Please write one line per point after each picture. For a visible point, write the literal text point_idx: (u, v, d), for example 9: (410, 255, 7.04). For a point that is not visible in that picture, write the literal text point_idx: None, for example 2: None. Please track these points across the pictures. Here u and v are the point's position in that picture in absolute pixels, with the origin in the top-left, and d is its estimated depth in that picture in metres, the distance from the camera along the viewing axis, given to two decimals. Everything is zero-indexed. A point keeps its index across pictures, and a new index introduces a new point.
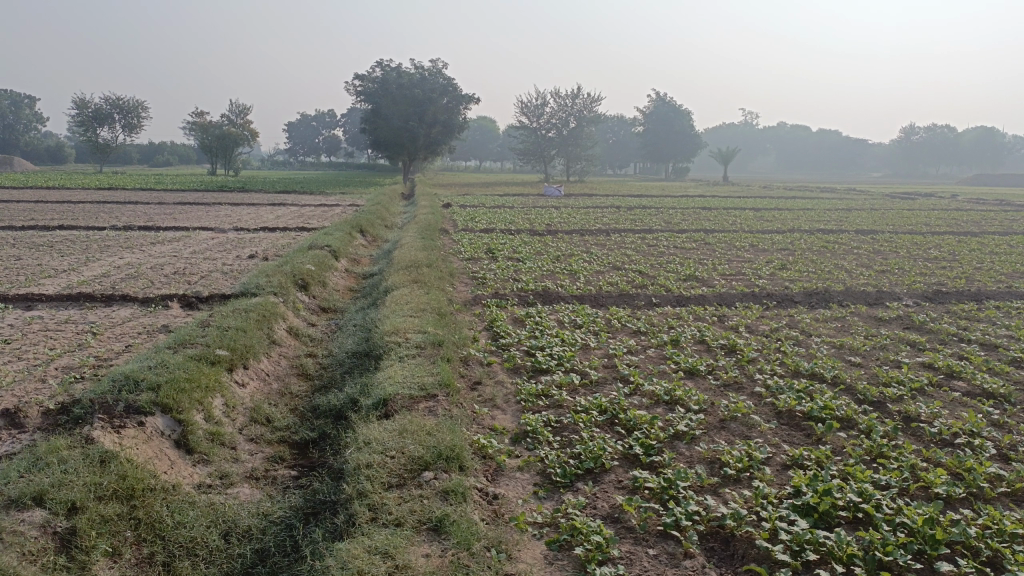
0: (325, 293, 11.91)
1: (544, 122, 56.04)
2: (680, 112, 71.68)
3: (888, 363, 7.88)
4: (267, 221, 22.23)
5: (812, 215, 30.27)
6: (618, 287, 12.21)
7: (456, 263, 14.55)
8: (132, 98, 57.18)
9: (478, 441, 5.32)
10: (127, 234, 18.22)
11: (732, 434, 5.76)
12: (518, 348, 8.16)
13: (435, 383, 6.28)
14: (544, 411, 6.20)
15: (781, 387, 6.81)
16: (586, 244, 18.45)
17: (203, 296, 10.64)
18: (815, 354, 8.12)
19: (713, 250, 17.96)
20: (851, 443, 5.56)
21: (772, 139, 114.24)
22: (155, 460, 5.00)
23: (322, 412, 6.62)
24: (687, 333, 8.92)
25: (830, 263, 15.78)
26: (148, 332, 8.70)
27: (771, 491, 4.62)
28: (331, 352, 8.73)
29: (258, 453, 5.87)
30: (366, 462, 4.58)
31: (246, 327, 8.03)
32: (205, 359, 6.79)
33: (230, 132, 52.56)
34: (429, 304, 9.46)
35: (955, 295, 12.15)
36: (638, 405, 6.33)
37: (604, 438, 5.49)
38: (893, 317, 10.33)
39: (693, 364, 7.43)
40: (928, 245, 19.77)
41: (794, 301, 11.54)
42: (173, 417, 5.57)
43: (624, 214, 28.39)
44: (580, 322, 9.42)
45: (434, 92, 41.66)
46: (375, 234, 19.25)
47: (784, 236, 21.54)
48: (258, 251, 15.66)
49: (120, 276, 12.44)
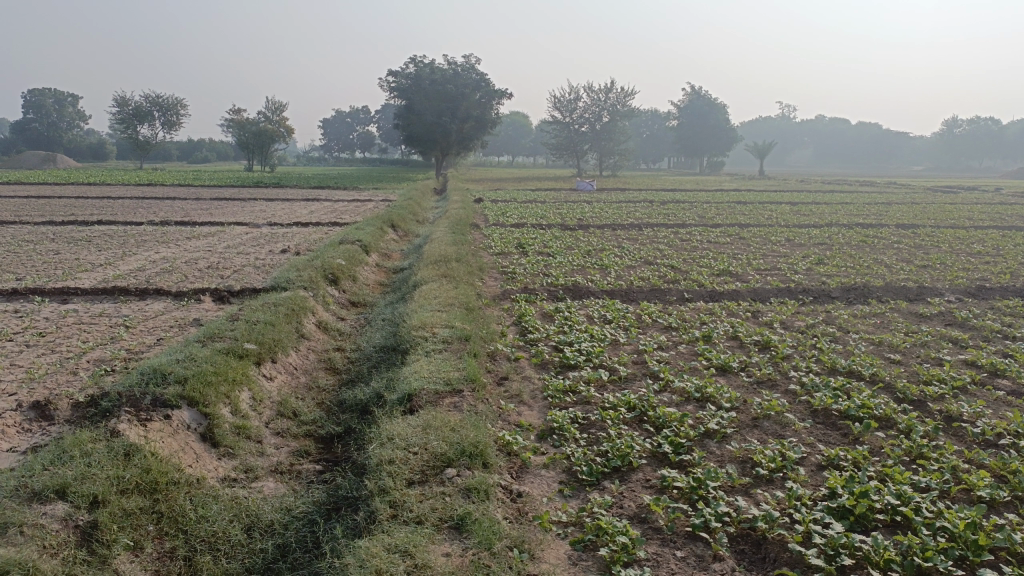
0: (355, 287, 11.93)
1: (577, 117, 55.72)
2: (715, 105, 70.81)
3: (929, 361, 7.63)
4: (300, 216, 22.41)
5: (850, 209, 29.69)
6: (650, 282, 12.04)
7: (486, 258, 14.48)
8: (171, 96, 58.11)
9: (503, 438, 5.23)
10: (163, 229, 18.47)
11: (765, 432, 5.60)
12: (547, 343, 8.06)
13: (461, 378, 6.21)
14: (572, 407, 6.09)
15: (816, 384, 6.62)
16: (618, 239, 18.27)
17: (234, 290, 10.72)
18: (852, 351, 7.89)
19: (748, 244, 17.66)
20: (889, 444, 5.37)
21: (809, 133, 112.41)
22: (180, 454, 5.00)
23: (349, 406, 6.59)
24: (720, 329, 8.74)
25: (869, 258, 15.42)
26: (179, 325, 8.76)
27: (805, 492, 4.46)
28: (359, 346, 8.71)
29: (284, 447, 5.85)
30: (389, 458, 4.52)
31: (275, 321, 8.04)
32: (233, 352, 6.79)
33: (266, 129, 53.14)
34: (458, 299, 9.40)
35: (1000, 291, 11.77)
36: (668, 402, 6.20)
37: (632, 436, 5.37)
38: (935, 313, 10.03)
39: (726, 361, 7.26)
40: (972, 240, 19.22)
41: (831, 297, 11.28)
42: (199, 410, 5.58)
43: (657, 208, 28.09)
44: (611, 317, 9.29)
45: (467, 87, 41.65)
46: (407, 228, 19.28)
47: (822, 230, 21.12)
48: (290, 245, 15.76)
49: (154, 270, 12.59)
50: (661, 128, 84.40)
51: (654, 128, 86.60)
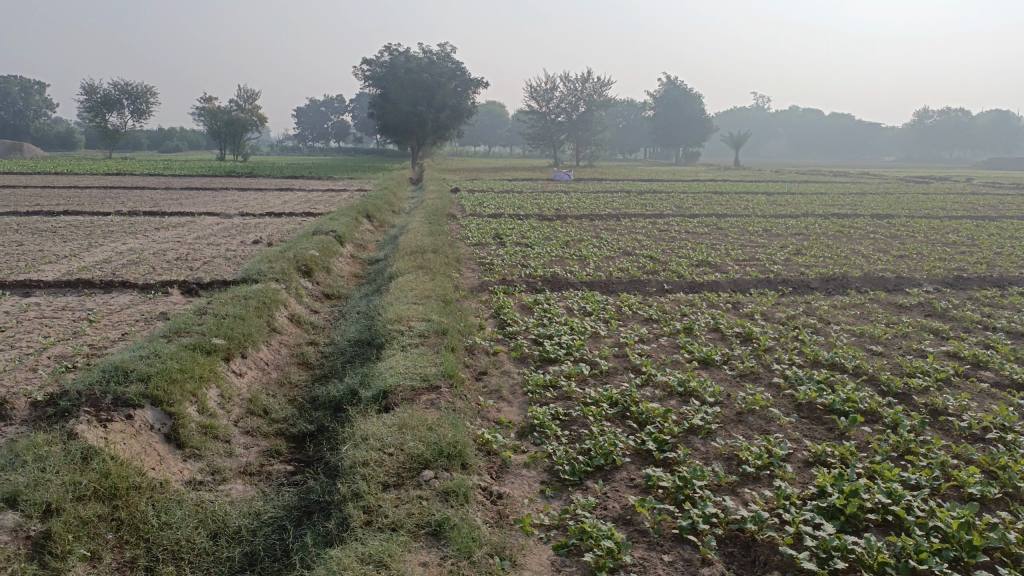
0: (329, 279, 11.66)
1: (554, 107, 55.22)
2: (690, 96, 70.90)
3: (911, 353, 7.56)
4: (273, 206, 22.00)
5: (825, 200, 29.82)
6: (629, 273, 11.92)
7: (464, 249, 14.27)
8: (141, 84, 57.02)
9: (482, 436, 5.05)
10: (131, 219, 18.01)
11: (750, 427, 5.47)
12: (526, 336, 7.89)
13: (438, 374, 6.01)
14: (552, 403, 5.92)
15: (801, 377, 6.51)
16: (596, 229, 18.10)
17: (204, 282, 10.41)
18: (834, 343, 7.80)
19: (726, 235, 17.60)
20: (876, 439, 5.26)
21: (784, 123, 113.18)
22: (143, 457, 4.76)
23: (321, 403, 6.37)
24: (701, 321, 8.61)
25: (846, 248, 15.41)
26: (146, 319, 8.45)
27: (793, 491, 4.34)
28: (333, 340, 8.48)
29: (253, 447, 5.63)
30: (363, 460, 4.32)
31: (245, 315, 7.78)
32: (199, 348, 6.53)
33: (239, 118, 52.29)
34: (434, 291, 9.20)
35: (977, 281, 11.77)
36: (651, 396, 6.05)
37: (614, 433, 5.22)
38: (914, 304, 9.99)
39: (708, 354, 7.13)
40: (946, 230, 19.34)
41: (811, 288, 11.21)
42: (163, 409, 5.33)
43: (634, 199, 28.00)
44: (590, 310, 9.13)
45: (443, 76, 41.23)
46: (382, 219, 18.98)
47: (798, 221, 21.12)
48: (262, 236, 15.42)
49: (121, 262, 12.22)
50: (638, 118, 84.43)
51: (630, 118, 86.57)
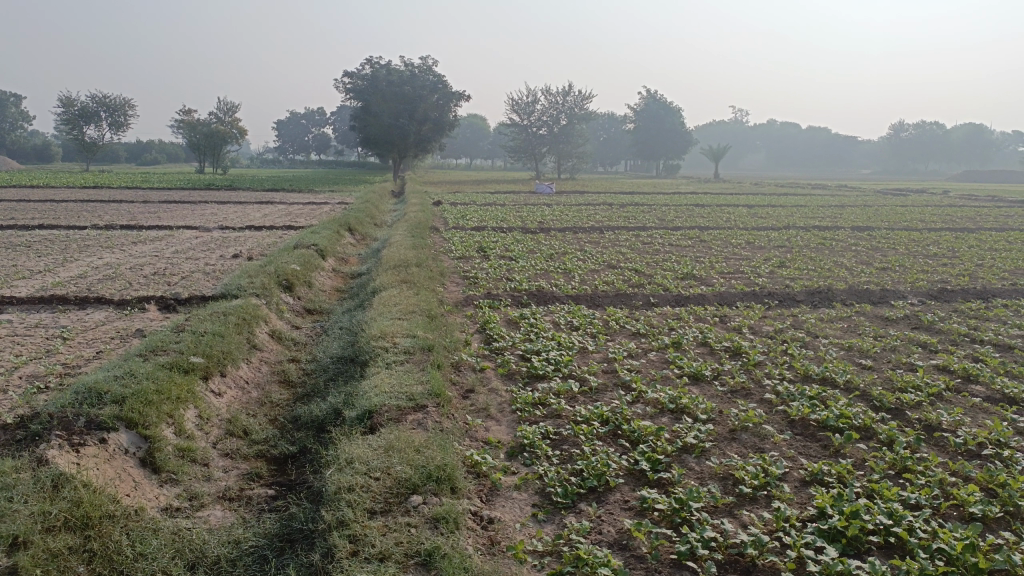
0: (310, 294, 11.46)
1: (536, 120, 55.51)
2: (670, 109, 71.38)
3: (901, 367, 7.50)
4: (254, 219, 21.74)
5: (807, 212, 30.03)
6: (615, 286, 11.83)
7: (448, 262, 14.12)
8: (119, 97, 56.49)
9: (471, 458, 4.89)
10: (108, 233, 17.69)
11: (744, 446, 5.35)
12: (513, 352, 7.75)
13: (425, 392, 5.84)
14: (542, 422, 5.78)
15: (793, 393, 6.41)
16: (580, 242, 18.02)
17: (182, 298, 10.18)
18: (824, 357, 7.72)
19: (710, 247, 17.59)
20: (873, 457, 5.16)
21: (762, 136, 114.31)
22: (117, 483, 4.56)
23: (304, 423, 6.18)
24: (689, 335, 8.52)
25: (829, 261, 15.43)
26: (121, 336, 8.22)
27: (792, 513, 4.22)
28: (315, 356, 8.28)
29: (232, 470, 5.43)
30: (348, 485, 4.15)
31: (224, 332, 7.57)
32: (177, 367, 6.33)
33: (218, 130, 51.86)
34: (419, 306, 9.04)
35: (961, 293, 11.79)
36: (642, 414, 5.92)
37: (607, 453, 5.08)
38: (901, 317, 9.96)
39: (698, 369, 7.02)
40: (927, 241, 19.48)
41: (797, 301, 11.17)
42: (139, 432, 5.13)
43: (617, 211, 28.02)
44: (577, 324, 9.00)
45: (424, 89, 41.18)
46: (364, 232, 18.79)
47: (780, 233, 21.18)
48: (242, 250, 15.18)
49: (96, 277, 11.95)
50: (619, 131, 84.92)
51: (611, 131, 86.97)
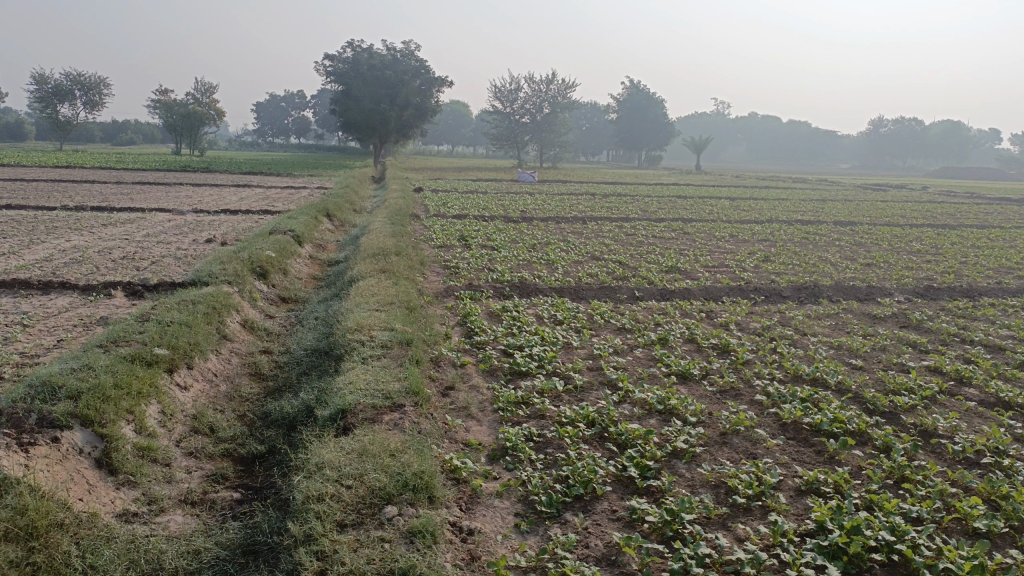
0: (286, 281, 11.12)
1: (518, 108, 54.89)
2: (654, 100, 71.20)
3: (893, 368, 7.33)
4: (230, 203, 21.24)
5: (789, 205, 29.97)
6: (599, 279, 11.59)
7: (428, 251, 13.81)
8: (94, 75, 55.25)
9: (449, 462, 4.61)
10: (78, 214, 17.15)
11: (736, 451, 5.12)
12: (494, 346, 7.48)
13: (402, 391, 5.54)
14: (525, 423, 5.51)
15: (785, 394, 6.20)
16: (563, 232, 17.74)
17: (151, 284, 9.78)
18: (814, 356, 7.51)
19: (694, 239, 17.42)
20: (868, 464, 4.97)
21: (744, 129, 114.64)
22: (69, 487, 4.23)
23: (273, 421, 5.87)
24: (676, 331, 8.29)
25: (814, 255, 15.29)
26: (84, 325, 7.82)
27: (790, 527, 4.00)
28: (288, 348, 7.96)
29: (195, 471, 5.12)
30: (318, 494, 3.86)
31: (192, 321, 7.22)
32: (139, 360, 5.98)
33: (195, 111, 50.82)
34: (398, 297, 8.73)
35: (947, 291, 11.68)
36: (629, 415, 5.67)
37: (593, 458, 4.83)
38: (889, 315, 9.81)
39: (686, 368, 6.80)
40: (910, 238, 19.45)
41: (783, 296, 10.98)
42: (94, 430, 4.79)
43: (600, 201, 27.82)
44: (561, 318, 8.73)
45: (406, 74, 40.60)
46: (343, 218, 18.39)
47: (764, 226, 21.07)
48: (216, 234, 14.76)
49: (63, 260, 11.49)
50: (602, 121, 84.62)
51: (593, 121, 86.73)
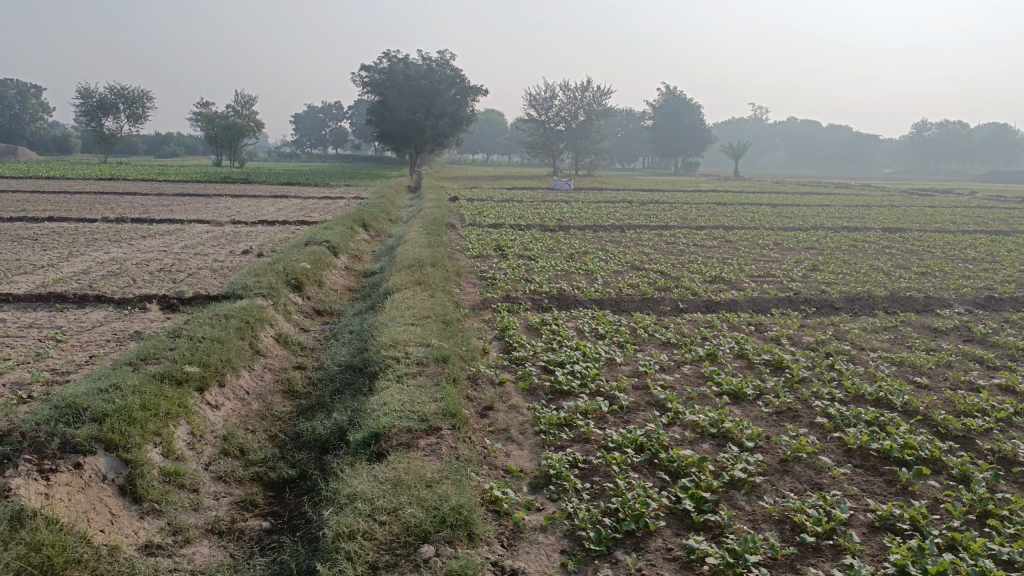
0: (321, 293, 10.94)
1: (553, 116, 54.92)
2: (690, 106, 70.39)
3: (961, 387, 6.85)
4: (267, 214, 21.27)
5: (833, 212, 29.24)
6: (640, 289, 11.22)
7: (464, 261, 13.55)
8: (138, 89, 56.36)
9: (489, 491, 4.31)
10: (118, 226, 17.27)
11: (799, 480, 4.74)
12: (534, 362, 7.16)
13: (440, 413, 5.25)
14: (570, 447, 5.18)
15: (847, 417, 5.78)
16: (601, 241, 17.37)
17: (185, 297, 9.66)
18: (875, 374, 7.06)
19: (736, 248, 16.93)
20: (945, 497, 4.56)
21: (783, 134, 113.32)
22: (90, 518, 4.01)
23: (305, 444, 5.63)
24: (725, 346, 7.88)
25: (864, 264, 14.70)
26: (117, 340, 7.68)
27: (867, 572, 3.62)
28: (322, 363, 7.74)
29: (223, 497, 4.89)
30: (349, 531, 3.59)
31: (225, 337, 7.03)
32: (168, 378, 5.79)
33: (235, 123, 51.47)
34: (434, 310, 8.47)
35: (1010, 302, 11.07)
36: (680, 440, 5.30)
37: (644, 487, 4.49)
38: (950, 328, 9.27)
39: (739, 387, 6.40)
40: (963, 244, 18.71)
41: (835, 308, 10.49)
42: (119, 456, 4.58)
43: (638, 209, 27.39)
44: (603, 332, 8.37)
45: (442, 83, 40.63)
46: (379, 228, 18.26)
47: (809, 234, 20.44)
48: (252, 246, 14.69)
49: (100, 273, 11.46)
50: (637, 128, 84.05)
51: (629, 128, 86.14)
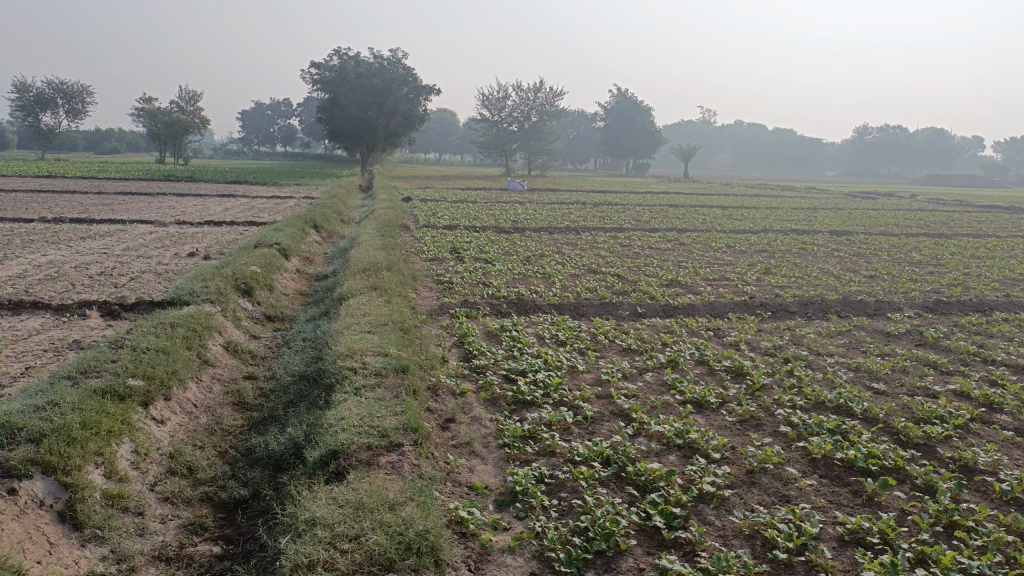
0: (272, 298, 10.60)
1: (505, 116, 54.98)
2: (640, 107, 71.00)
3: (918, 393, 6.91)
4: (214, 214, 20.69)
5: (782, 214, 29.71)
6: (598, 294, 11.17)
7: (419, 264, 13.33)
8: (77, 83, 54.45)
9: (455, 512, 4.15)
10: (56, 226, 16.58)
11: (767, 492, 4.69)
12: (495, 371, 7.01)
13: (400, 428, 5.05)
14: (535, 462, 5.05)
15: (811, 424, 5.77)
16: (557, 244, 17.30)
17: (128, 303, 9.26)
18: (834, 380, 7.09)
19: (690, 251, 17.03)
20: (911, 508, 4.55)
21: (730, 137, 115.41)
22: (25, 548, 3.72)
23: (258, 461, 5.40)
24: (686, 352, 7.84)
25: (815, 267, 14.92)
26: (55, 349, 7.28)
27: None
28: (275, 373, 7.47)
29: (170, 520, 4.63)
30: (309, 561, 3.40)
31: (171, 347, 6.71)
32: (111, 393, 5.48)
33: (179, 119, 50.07)
34: (390, 316, 8.25)
35: (958, 306, 11.32)
36: (647, 451, 5.20)
37: (614, 503, 4.38)
38: (902, 332, 9.42)
39: (702, 396, 6.34)
40: (909, 247, 19.16)
41: (790, 312, 10.57)
42: (57, 480, 4.28)
43: (591, 211, 27.42)
44: (563, 338, 8.26)
45: (394, 82, 40.19)
46: (331, 229, 17.90)
47: (759, 236, 20.70)
48: (198, 247, 14.23)
49: (37, 277, 10.93)
50: (589, 129, 84.58)
51: (581, 129, 86.57)
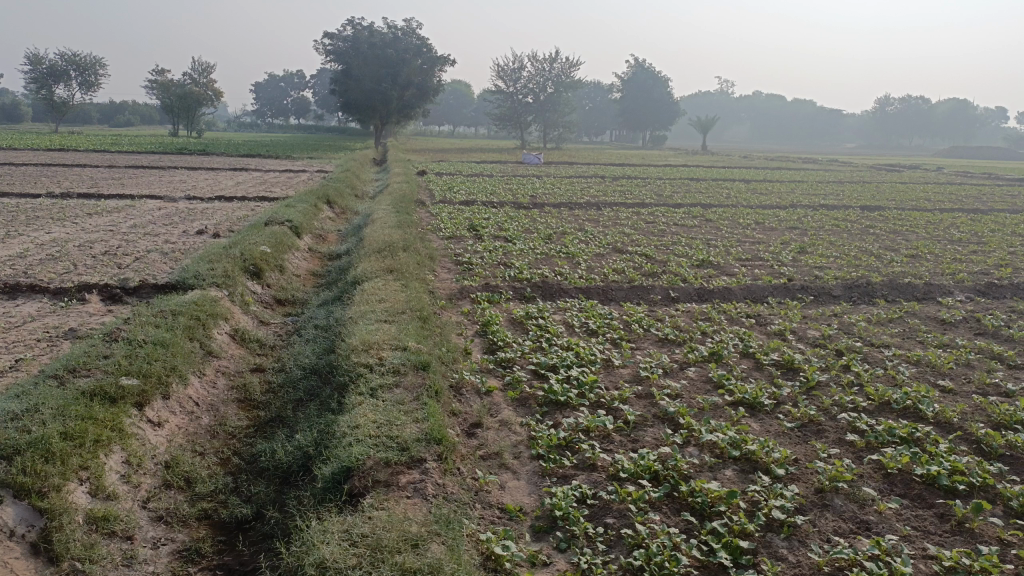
0: (282, 280, 10.03)
1: (521, 87, 53.65)
2: (659, 78, 69.33)
3: (989, 392, 6.25)
4: (225, 188, 20.12)
5: (808, 188, 28.71)
6: (627, 276, 10.52)
7: (436, 243, 12.71)
8: (91, 55, 53.69)
9: (488, 546, 3.59)
10: (63, 202, 16.05)
11: (843, 519, 4.09)
12: (524, 365, 6.41)
13: (422, 439, 4.47)
14: (574, 478, 4.46)
15: (880, 432, 5.14)
16: (579, 221, 16.60)
17: (131, 286, 8.71)
18: (896, 376, 6.43)
19: (718, 228, 16.27)
20: (1011, 537, 3.93)
21: (750, 108, 113.34)
22: None
23: (265, 473, 4.86)
24: (729, 343, 7.20)
25: (852, 246, 14.13)
26: (49, 338, 6.73)
27: None
28: (284, 364, 6.91)
29: (163, 545, 4.10)
30: None
31: (170, 338, 6.15)
32: (102, 394, 4.94)
33: (190, 91, 49.30)
34: (408, 303, 7.64)
35: (1012, 289, 10.55)
36: (700, 465, 4.62)
37: (670, 533, 3.79)
38: (959, 320, 8.71)
39: (755, 396, 5.72)
40: (947, 224, 18.25)
41: (833, 297, 9.88)
42: (32, 504, 3.74)
43: (611, 185, 26.64)
44: (595, 328, 7.64)
45: (408, 52, 39.20)
46: (345, 205, 17.29)
47: (788, 212, 19.86)
48: (208, 225, 13.63)
49: (38, 257, 10.40)
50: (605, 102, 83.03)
51: (597, 101, 84.98)
